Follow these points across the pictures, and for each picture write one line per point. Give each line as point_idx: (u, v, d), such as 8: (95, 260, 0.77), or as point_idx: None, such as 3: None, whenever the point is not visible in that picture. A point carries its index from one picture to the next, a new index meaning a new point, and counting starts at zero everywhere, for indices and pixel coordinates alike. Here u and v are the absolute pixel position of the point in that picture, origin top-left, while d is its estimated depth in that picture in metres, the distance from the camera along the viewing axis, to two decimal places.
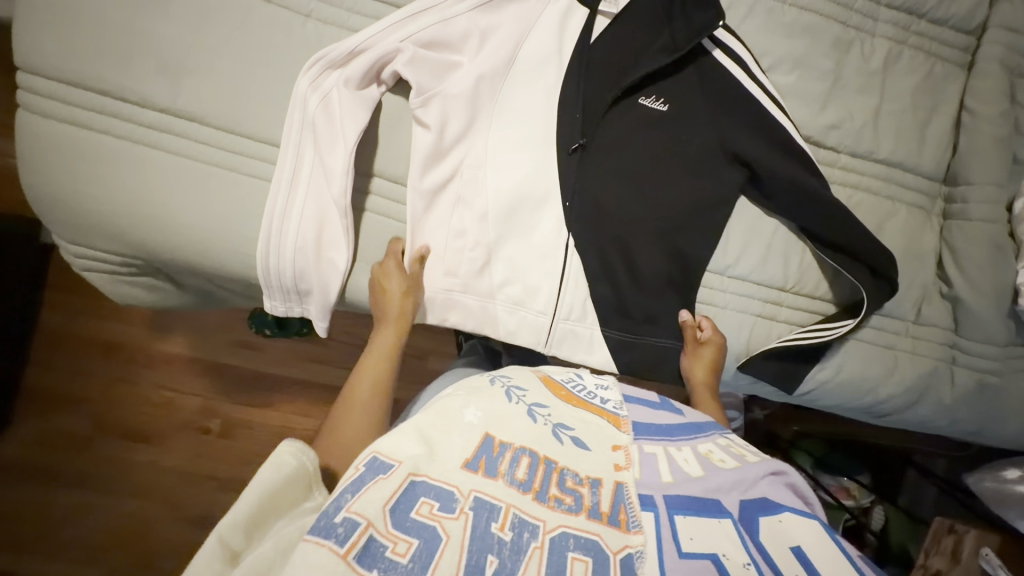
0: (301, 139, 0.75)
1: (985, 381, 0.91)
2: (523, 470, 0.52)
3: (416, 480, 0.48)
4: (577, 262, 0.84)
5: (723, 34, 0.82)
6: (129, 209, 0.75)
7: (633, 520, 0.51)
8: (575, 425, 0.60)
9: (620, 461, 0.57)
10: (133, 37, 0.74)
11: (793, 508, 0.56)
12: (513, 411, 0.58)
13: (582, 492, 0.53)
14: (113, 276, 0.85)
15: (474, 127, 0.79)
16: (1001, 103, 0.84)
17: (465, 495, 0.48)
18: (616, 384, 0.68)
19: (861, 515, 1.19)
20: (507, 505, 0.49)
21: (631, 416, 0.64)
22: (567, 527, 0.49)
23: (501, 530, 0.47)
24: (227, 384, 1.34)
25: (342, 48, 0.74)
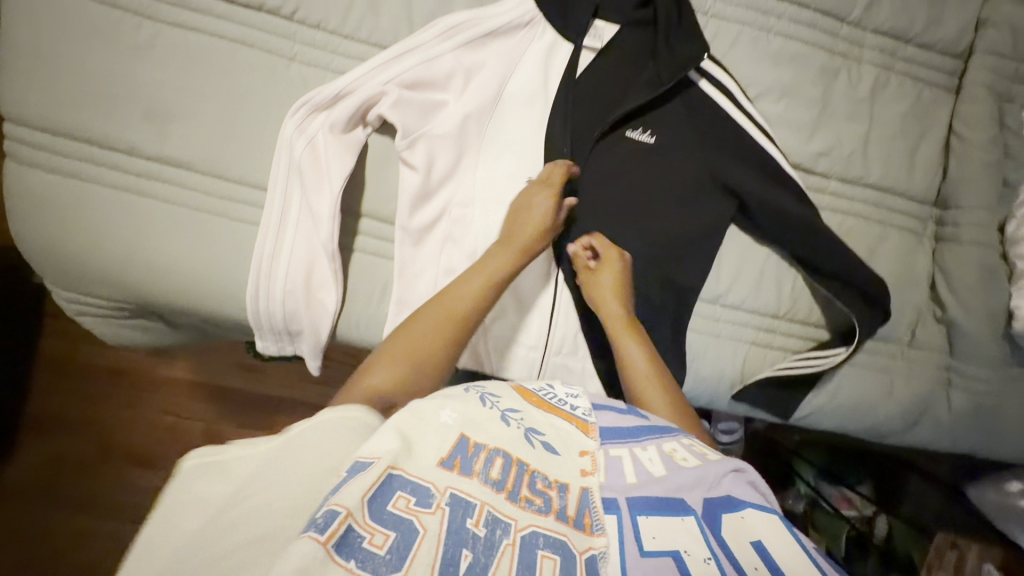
0: (289, 183, 0.75)
1: (983, 403, 0.89)
2: (496, 469, 0.50)
3: (393, 471, 0.46)
4: (567, 296, 0.85)
5: (709, 65, 0.81)
6: (119, 255, 0.76)
7: (595, 523, 0.50)
8: (547, 429, 0.57)
9: (586, 467, 0.55)
10: (121, 86, 0.74)
11: (755, 503, 0.55)
12: (484, 415, 0.55)
13: (552, 495, 0.51)
14: (106, 318, 0.86)
15: (461, 165, 0.80)
16: (990, 128, 0.84)
17: (440, 490, 0.46)
18: (586, 394, 0.64)
19: (863, 525, 1.15)
20: (483, 501, 0.47)
21: (600, 423, 0.60)
22: (539, 527, 0.48)
23: (476, 526, 0.45)
24: (228, 410, 1.33)
25: (327, 91, 0.74)
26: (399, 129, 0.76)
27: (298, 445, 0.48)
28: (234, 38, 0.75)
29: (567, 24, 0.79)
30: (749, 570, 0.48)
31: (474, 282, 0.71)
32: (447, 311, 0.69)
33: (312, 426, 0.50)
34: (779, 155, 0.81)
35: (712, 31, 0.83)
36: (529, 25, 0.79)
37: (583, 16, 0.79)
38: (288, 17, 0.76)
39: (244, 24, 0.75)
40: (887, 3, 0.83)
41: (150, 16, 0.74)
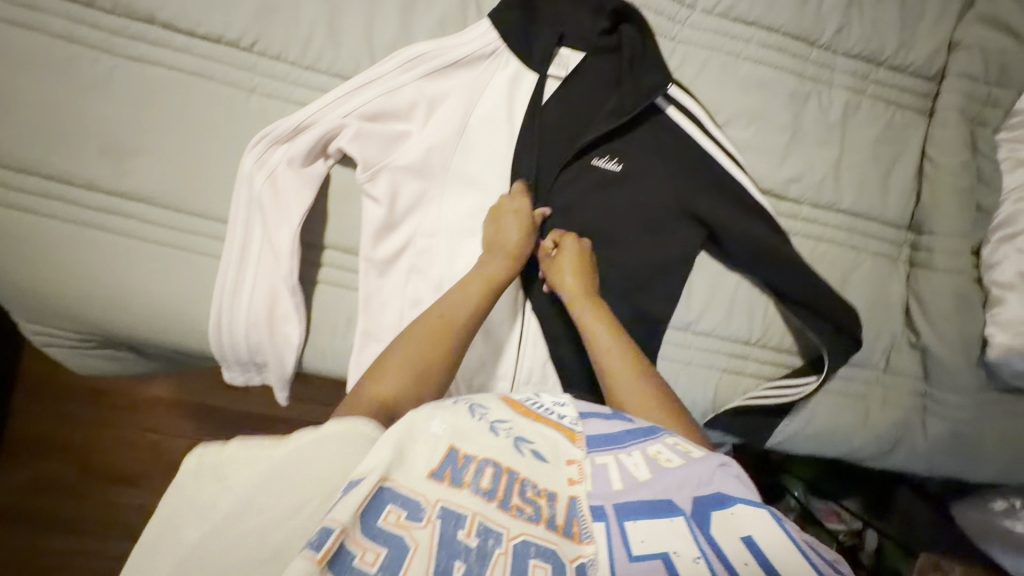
0: (249, 217, 0.74)
1: (959, 430, 0.87)
2: (486, 478, 0.54)
3: (386, 486, 0.50)
4: (534, 326, 0.85)
5: (676, 90, 0.81)
6: (80, 290, 0.75)
7: (583, 531, 0.53)
8: (536, 438, 0.60)
9: (574, 475, 0.58)
10: (80, 120, 0.73)
11: (745, 499, 0.56)
12: (475, 428, 0.58)
13: (541, 504, 0.54)
14: (73, 349, 0.85)
15: (426, 196, 0.79)
16: (962, 154, 0.83)
17: (431, 504, 0.51)
18: (573, 402, 0.66)
19: (852, 538, 1.12)
20: (472, 512, 0.51)
21: (587, 430, 0.62)
22: (529, 535, 0.51)
23: (467, 536, 0.49)
24: (214, 426, 1.31)
25: (287, 124, 0.73)
26: (359, 163, 0.75)
27: (308, 455, 0.53)
28: (192, 70, 0.75)
29: (532, 52, 0.79)
30: (737, 567, 0.50)
31: (459, 302, 0.72)
32: (445, 328, 0.69)
33: (318, 441, 0.54)
34: (747, 182, 0.81)
35: (679, 57, 0.82)
36: (492, 54, 0.79)
37: (549, 44, 0.79)
38: (248, 49, 0.75)
39: (203, 56, 0.75)
40: (858, 26, 0.82)
41: (108, 51, 0.74)
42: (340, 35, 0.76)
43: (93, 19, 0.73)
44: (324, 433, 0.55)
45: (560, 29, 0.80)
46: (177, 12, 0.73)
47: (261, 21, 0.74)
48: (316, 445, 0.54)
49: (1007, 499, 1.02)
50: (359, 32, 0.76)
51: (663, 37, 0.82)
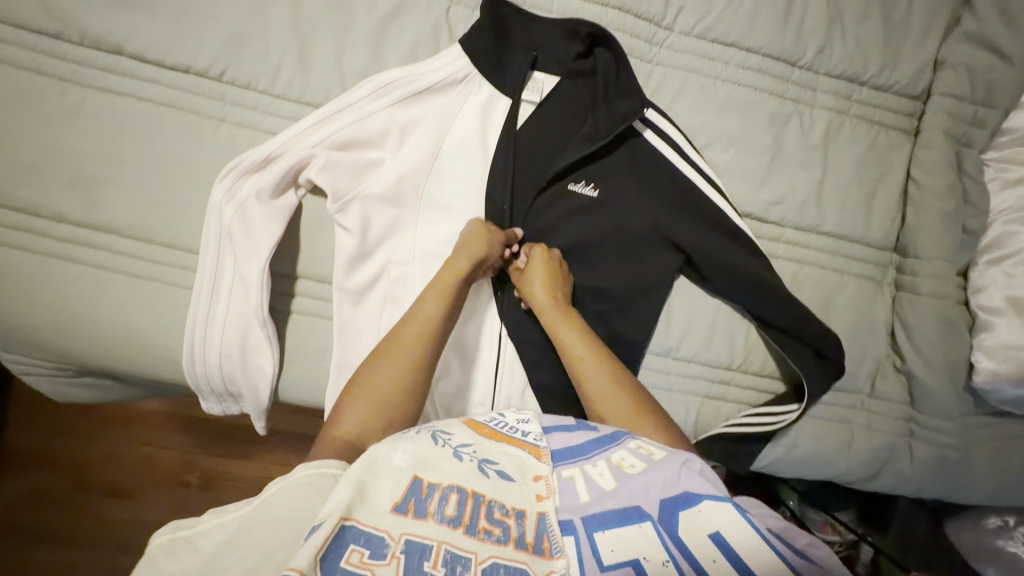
0: (220, 248, 0.73)
1: (946, 455, 0.85)
2: (451, 506, 0.51)
3: (348, 524, 0.47)
4: (512, 351, 0.83)
5: (654, 113, 0.80)
6: (53, 322, 0.74)
7: (553, 546, 0.51)
8: (500, 458, 0.57)
9: (541, 491, 0.55)
10: (50, 153, 0.73)
11: (711, 494, 0.55)
12: (439, 455, 0.55)
13: (510, 524, 0.52)
14: (50, 377, 0.85)
15: (399, 223, 0.78)
16: (948, 174, 0.80)
17: (395, 539, 0.48)
18: (537, 417, 0.64)
19: (848, 549, 1.04)
20: (438, 542, 0.48)
21: (551, 445, 0.60)
22: (499, 558, 0.49)
23: (434, 567, 0.46)
24: (203, 439, 1.20)
25: (256, 155, 0.72)
26: (330, 193, 0.74)
27: (275, 501, 0.53)
28: (162, 101, 0.74)
29: (505, 77, 0.78)
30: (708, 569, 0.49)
31: (417, 324, 0.69)
32: (410, 357, 0.67)
33: (283, 486, 0.54)
34: (726, 207, 0.79)
35: (657, 81, 0.81)
36: (465, 80, 0.78)
37: (522, 68, 0.78)
38: (217, 78, 0.74)
39: (172, 86, 0.74)
40: (840, 46, 0.81)
41: (77, 82, 0.73)
42: (310, 63, 0.75)
43: (61, 51, 0.72)
44: (291, 479, 0.55)
45: (534, 52, 0.79)
46: (144, 42, 0.72)
47: (229, 50, 0.74)
48: (282, 490, 0.53)
49: (1000, 516, 0.98)
50: (329, 60, 0.75)
51: (641, 59, 0.81)
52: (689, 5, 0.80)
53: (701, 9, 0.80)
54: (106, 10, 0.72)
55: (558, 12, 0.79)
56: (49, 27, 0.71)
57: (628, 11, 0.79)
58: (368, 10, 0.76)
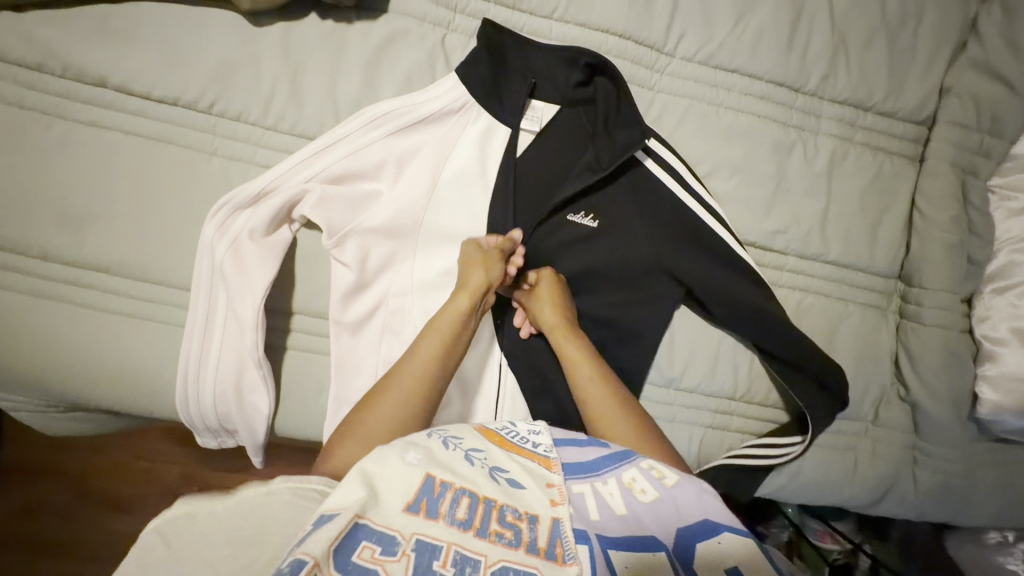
0: (213, 287, 0.71)
1: (949, 483, 0.84)
2: (463, 508, 0.50)
3: (361, 521, 0.46)
4: (512, 381, 0.81)
5: (654, 144, 0.78)
6: (48, 359, 0.72)
7: (566, 552, 0.49)
8: (510, 466, 0.56)
9: (554, 496, 0.54)
10: (34, 188, 0.70)
11: (731, 528, 0.54)
12: (450, 458, 0.54)
13: (521, 528, 0.50)
14: (44, 412, 0.82)
15: (397, 255, 0.76)
16: (953, 206, 0.80)
17: (407, 537, 0.46)
18: (548, 428, 0.62)
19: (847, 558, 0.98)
20: (449, 542, 0.47)
21: (561, 457, 0.59)
22: (508, 562, 0.47)
23: (443, 567, 0.45)
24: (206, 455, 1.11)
25: (248, 190, 0.70)
26: (325, 229, 0.72)
27: (265, 507, 0.49)
28: (150, 134, 0.72)
29: (503, 105, 0.76)
30: None
31: (427, 351, 0.67)
32: (415, 386, 0.65)
33: (274, 493, 0.50)
34: (730, 238, 0.77)
35: (658, 108, 0.80)
36: (462, 109, 0.76)
37: (519, 97, 0.76)
38: (206, 110, 0.72)
39: (160, 119, 0.72)
40: (845, 73, 0.80)
41: (61, 115, 0.71)
42: (303, 93, 0.73)
43: (43, 83, 0.70)
44: (276, 489, 0.51)
45: (530, 79, 0.76)
46: (130, 74, 0.70)
47: (218, 81, 0.71)
48: (271, 498, 0.50)
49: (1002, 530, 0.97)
50: (322, 91, 0.73)
51: (642, 86, 0.79)
52: (691, 32, 0.78)
53: (703, 35, 0.78)
54: (91, 42, 0.69)
55: (558, 39, 0.77)
56: (28, 58, 0.69)
57: (629, 37, 0.78)
58: (364, 39, 0.74)
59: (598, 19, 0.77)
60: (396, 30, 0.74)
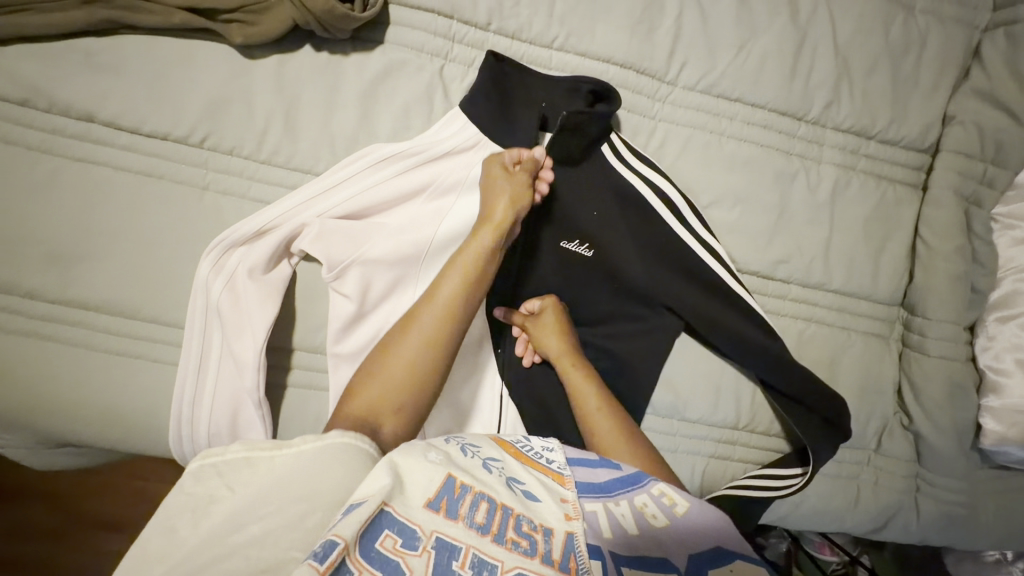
0: (208, 325, 0.69)
1: (953, 512, 0.83)
2: (481, 513, 0.47)
3: (386, 509, 0.43)
4: (514, 412, 0.76)
5: (607, 149, 0.76)
6: (48, 397, 0.69)
7: (580, 566, 0.47)
8: (527, 478, 0.52)
9: (568, 510, 0.51)
10: (19, 226, 0.68)
11: (744, 556, 0.52)
12: (468, 465, 0.50)
13: (536, 539, 0.47)
14: (32, 448, 0.75)
15: (400, 286, 0.73)
16: (958, 237, 0.79)
17: (427, 533, 0.43)
18: (562, 445, 0.57)
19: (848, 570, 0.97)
20: (468, 544, 0.44)
21: (578, 475, 0.55)
22: (524, 568, 0.44)
23: (462, 568, 0.42)
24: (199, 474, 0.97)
25: (251, 225, 0.69)
26: (325, 262, 0.70)
27: (316, 463, 0.47)
28: (139, 169, 0.71)
29: (515, 138, 0.74)
30: None
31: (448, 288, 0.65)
32: (436, 329, 0.63)
33: (325, 449, 0.48)
34: (724, 273, 0.76)
35: (660, 136, 0.79)
36: (476, 144, 0.74)
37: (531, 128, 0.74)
38: (197, 144, 0.71)
39: (150, 154, 0.71)
40: (847, 102, 0.80)
41: (47, 151, 0.69)
42: (301, 124, 0.72)
43: (30, 119, 0.69)
44: (329, 442, 0.49)
45: (541, 107, 0.75)
46: (120, 109, 0.69)
47: (211, 116, 0.71)
48: (321, 454, 0.48)
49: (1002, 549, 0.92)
50: (318, 126, 0.73)
51: (644, 115, 0.79)
52: (692, 60, 0.78)
53: (705, 64, 0.78)
54: (84, 79, 0.69)
55: (558, 68, 0.77)
56: (14, 94, 0.68)
57: (630, 67, 0.78)
58: (360, 69, 0.74)
59: (599, 49, 0.77)
60: (394, 61, 0.74)
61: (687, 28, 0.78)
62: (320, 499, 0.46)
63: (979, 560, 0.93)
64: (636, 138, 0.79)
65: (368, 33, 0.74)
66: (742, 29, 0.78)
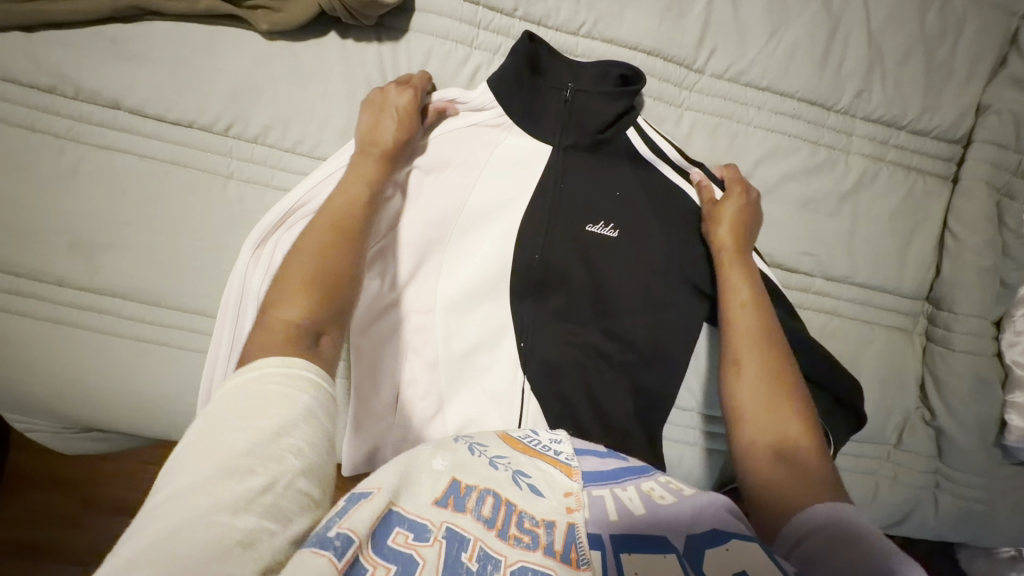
0: (241, 312, 0.67)
1: (972, 508, 0.82)
2: (488, 506, 0.44)
3: (394, 508, 0.40)
4: (535, 407, 0.72)
5: (634, 133, 0.75)
6: (77, 380, 0.70)
7: (581, 557, 0.42)
8: (533, 471, 0.49)
9: (571, 503, 0.47)
10: (49, 214, 0.69)
11: (739, 534, 0.45)
12: (473, 462, 0.48)
13: (539, 532, 0.44)
14: (60, 433, 0.76)
15: (423, 272, 0.72)
16: (987, 230, 0.79)
17: (437, 526, 0.41)
18: (570, 438, 0.55)
19: None
20: (476, 536, 0.41)
21: (583, 466, 0.52)
22: (528, 562, 0.41)
23: (470, 561, 0.39)
24: None
25: (282, 206, 0.68)
26: None
27: (277, 412, 0.41)
28: (165, 158, 0.71)
29: (543, 124, 0.75)
30: None
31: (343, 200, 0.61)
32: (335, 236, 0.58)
33: (286, 394, 0.42)
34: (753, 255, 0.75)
35: (687, 125, 0.78)
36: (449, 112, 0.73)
37: (559, 112, 0.75)
38: (221, 133, 0.71)
39: (174, 142, 0.71)
40: (879, 90, 0.79)
41: (74, 139, 0.70)
42: (324, 111, 0.72)
43: (58, 107, 0.69)
44: (297, 373, 0.44)
45: (568, 91, 0.74)
46: (145, 97, 0.69)
47: (234, 104, 0.70)
48: (279, 402, 0.41)
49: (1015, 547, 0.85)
50: (342, 114, 0.72)
51: (671, 103, 0.78)
52: (721, 48, 0.77)
53: (734, 52, 0.77)
54: (109, 67, 0.69)
55: (584, 55, 0.76)
56: (41, 81, 0.68)
57: (657, 54, 0.77)
58: (385, 56, 0.73)
59: (627, 36, 0.76)
60: (419, 48, 0.74)
61: (717, 15, 0.76)
62: (290, 443, 0.39)
63: (992, 558, 0.88)
64: (662, 126, 0.78)
65: (392, 21, 0.73)
66: (774, 15, 0.77)
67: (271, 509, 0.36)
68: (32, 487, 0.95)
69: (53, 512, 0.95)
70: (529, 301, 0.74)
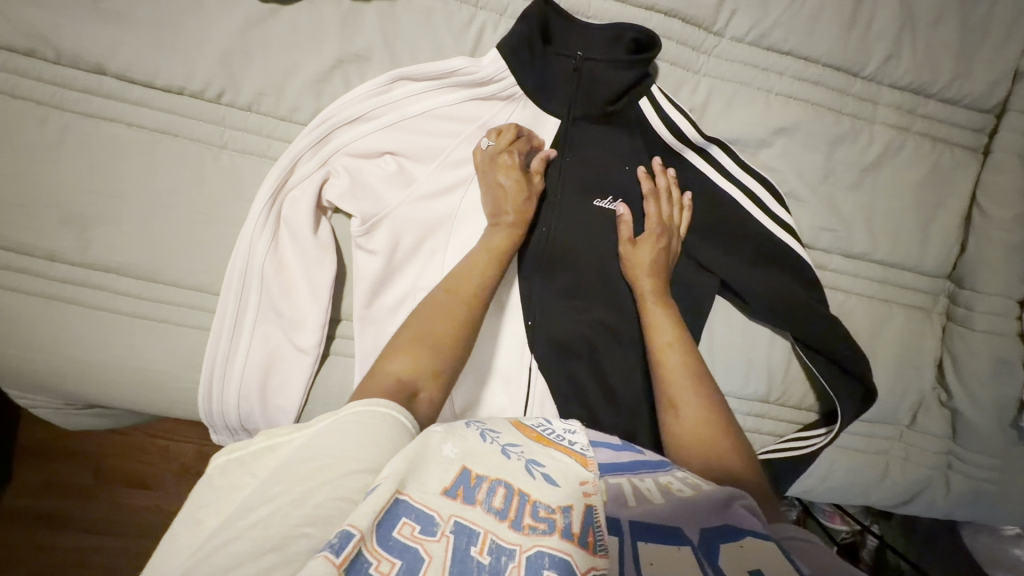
0: (245, 288, 0.66)
1: (984, 489, 0.79)
2: (499, 498, 0.42)
3: (401, 498, 0.39)
4: (543, 386, 0.70)
5: (647, 103, 0.71)
6: (74, 356, 0.68)
7: (598, 542, 0.40)
8: (547, 460, 0.47)
9: (587, 489, 0.45)
10: (35, 186, 0.66)
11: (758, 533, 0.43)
12: (486, 453, 0.45)
13: (555, 518, 0.41)
14: (64, 410, 0.75)
15: (427, 245, 0.70)
16: (1018, 203, 0.75)
17: (445, 518, 0.39)
18: (584, 429, 0.53)
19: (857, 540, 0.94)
20: (486, 529, 0.39)
21: (598, 457, 0.49)
22: (544, 547, 0.39)
23: (480, 554, 0.38)
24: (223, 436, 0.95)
25: (273, 178, 0.66)
26: (356, 215, 0.67)
27: (332, 439, 0.42)
28: (155, 127, 0.68)
29: (553, 93, 0.72)
30: None
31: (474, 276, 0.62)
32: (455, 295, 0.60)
33: (343, 420, 0.43)
34: (777, 230, 0.71)
35: (703, 93, 0.74)
36: (428, 76, 0.69)
37: (568, 81, 0.72)
38: (214, 100, 0.68)
39: (165, 110, 0.68)
40: (910, 54, 0.74)
41: (58, 107, 0.67)
42: (322, 78, 0.68)
43: (41, 73, 0.66)
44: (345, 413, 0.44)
45: (576, 60, 0.71)
46: (130, 60, 0.66)
47: (226, 69, 0.67)
48: (334, 428, 0.42)
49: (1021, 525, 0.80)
50: (342, 82, 0.69)
51: (687, 69, 0.74)
52: (743, 8, 0.72)
53: (756, 13, 0.72)
54: (92, 30, 0.65)
55: (597, 17, 0.72)
56: (20, 45, 0.65)
57: (674, 15, 0.72)
58: (384, 18, 0.69)
59: None
60: (420, 8, 0.69)
61: None
62: (334, 462, 0.40)
63: (997, 535, 0.83)
64: (678, 94, 0.74)
65: None
66: None
67: (311, 515, 0.36)
68: (42, 460, 0.95)
69: (62, 485, 0.95)
70: (539, 277, 0.71)
